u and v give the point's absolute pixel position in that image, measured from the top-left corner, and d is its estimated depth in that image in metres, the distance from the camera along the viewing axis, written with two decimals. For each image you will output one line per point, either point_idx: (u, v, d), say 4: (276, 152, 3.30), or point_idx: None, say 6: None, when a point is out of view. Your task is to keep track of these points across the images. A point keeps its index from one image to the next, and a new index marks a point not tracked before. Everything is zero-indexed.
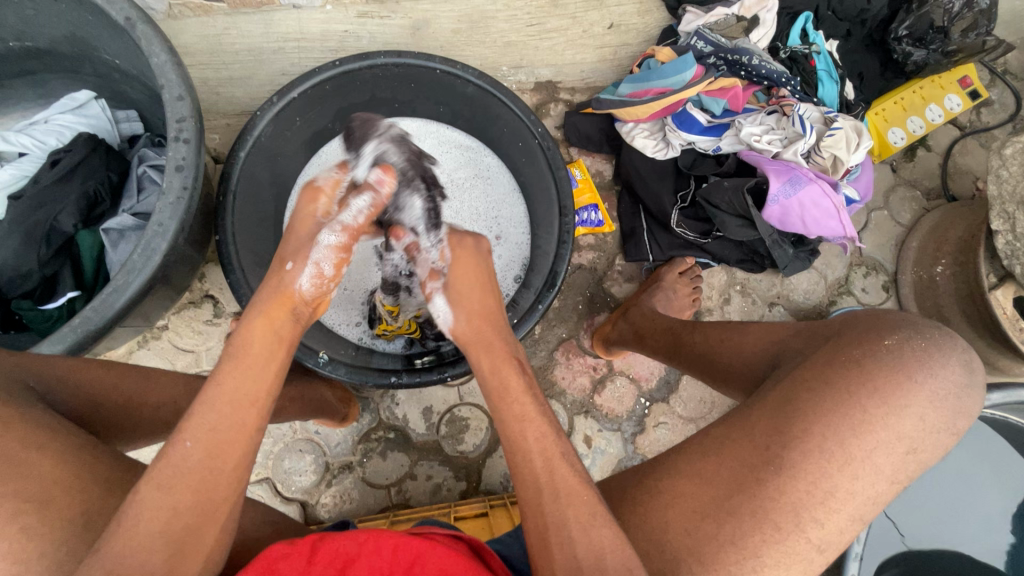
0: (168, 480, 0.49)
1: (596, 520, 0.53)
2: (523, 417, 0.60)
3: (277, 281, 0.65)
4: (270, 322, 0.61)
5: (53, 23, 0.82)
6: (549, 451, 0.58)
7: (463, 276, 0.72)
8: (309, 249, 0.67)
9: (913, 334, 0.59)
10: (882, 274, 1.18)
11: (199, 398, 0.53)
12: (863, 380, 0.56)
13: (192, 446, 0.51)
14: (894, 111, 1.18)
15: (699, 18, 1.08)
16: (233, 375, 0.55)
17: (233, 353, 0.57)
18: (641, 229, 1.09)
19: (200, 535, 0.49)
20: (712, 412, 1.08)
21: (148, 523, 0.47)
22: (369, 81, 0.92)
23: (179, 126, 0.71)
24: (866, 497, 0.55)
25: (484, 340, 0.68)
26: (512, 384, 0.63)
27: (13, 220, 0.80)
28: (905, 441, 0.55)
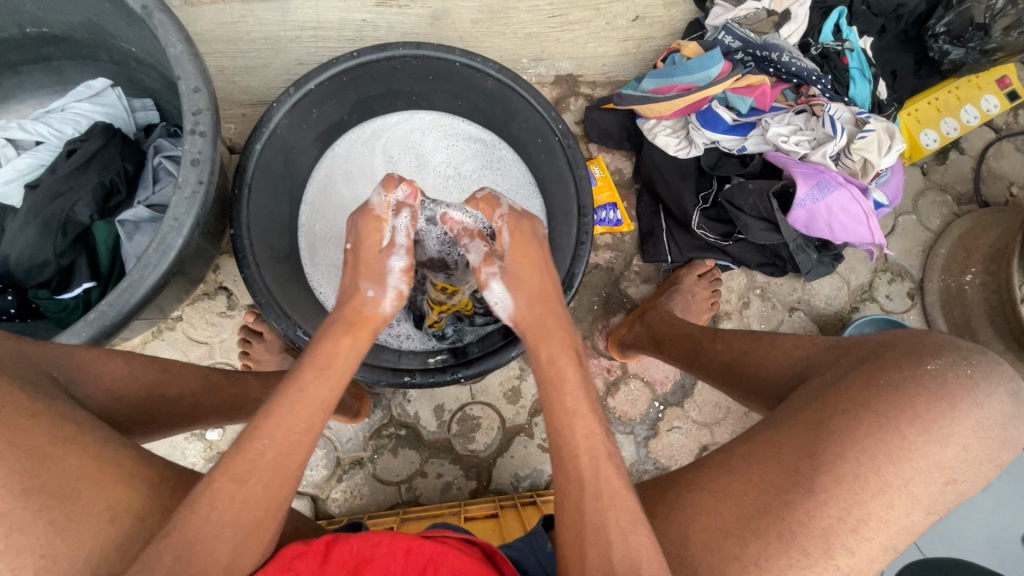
0: (243, 473, 0.50)
1: (635, 527, 0.52)
2: (574, 412, 0.59)
3: (357, 304, 0.67)
4: (352, 340, 0.63)
5: (71, 9, 0.81)
6: (597, 449, 0.56)
7: (517, 255, 0.70)
8: (383, 274, 0.69)
9: (958, 360, 0.56)
10: (907, 281, 1.15)
11: (277, 400, 0.53)
12: (901, 406, 0.54)
13: (268, 442, 0.51)
14: (928, 112, 1.13)
15: (728, 12, 1.04)
16: (314, 382, 0.56)
17: (315, 362, 0.58)
18: (660, 229, 1.07)
19: (263, 528, 0.49)
20: (727, 418, 1.06)
21: (218, 514, 0.47)
22: (387, 73, 0.90)
23: (195, 118, 0.70)
24: (898, 525, 0.53)
25: (544, 326, 0.67)
26: (576, 386, 0.61)
27: (30, 209, 0.80)
28: (945, 471, 0.54)
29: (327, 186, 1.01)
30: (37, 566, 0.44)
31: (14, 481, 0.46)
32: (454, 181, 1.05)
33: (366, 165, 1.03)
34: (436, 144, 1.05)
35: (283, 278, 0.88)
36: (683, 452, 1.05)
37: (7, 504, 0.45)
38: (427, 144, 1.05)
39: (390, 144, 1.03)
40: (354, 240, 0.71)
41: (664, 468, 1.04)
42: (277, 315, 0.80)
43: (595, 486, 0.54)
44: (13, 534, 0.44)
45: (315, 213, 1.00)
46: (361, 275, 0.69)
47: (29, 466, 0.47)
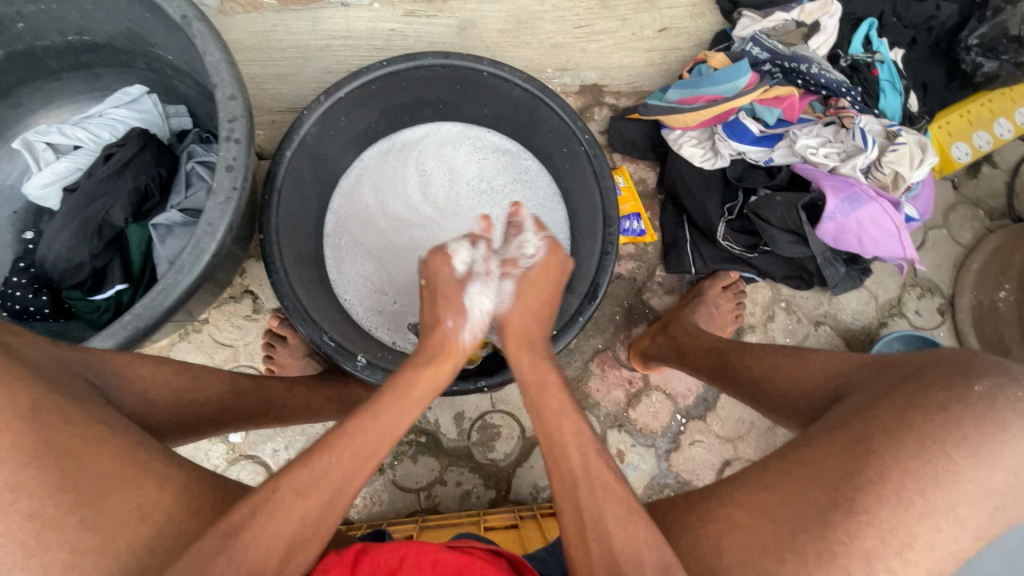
0: (304, 487, 0.51)
1: (632, 516, 0.54)
2: (558, 412, 0.61)
3: (440, 336, 0.69)
4: (432, 371, 0.65)
5: (112, 18, 0.83)
6: (587, 446, 0.58)
7: (538, 283, 0.73)
8: (462, 301, 0.70)
9: (1007, 382, 0.55)
10: (937, 296, 1.12)
11: (355, 424, 0.56)
12: (947, 428, 0.53)
13: (335, 463, 0.53)
14: (959, 125, 1.11)
15: (756, 23, 1.04)
16: (390, 410, 0.58)
17: (395, 391, 0.60)
18: (684, 239, 1.06)
19: (307, 548, 0.50)
20: (751, 433, 1.04)
21: (276, 524, 0.49)
22: (415, 83, 0.91)
23: (230, 126, 0.71)
24: (945, 550, 0.52)
25: (528, 342, 0.71)
26: (556, 383, 0.65)
27: (68, 212, 0.82)
28: (995, 496, 0.53)
29: (356, 196, 1.02)
30: (67, 562, 0.44)
31: (49, 478, 0.46)
32: (486, 194, 1.05)
33: (398, 177, 1.04)
34: (468, 156, 1.06)
35: (310, 283, 0.89)
36: (705, 465, 1.03)
37: (38, 503, 0.45)
38: (458, 156, 1.06)
39: (421, 155, 1.05)
40: (428, 276, 0.73)
41: (686, 482, 1.02)
42: (305, 321, 0.80)
43: (591, 480, 0.56)
44: (44, 531, 0.44)
45: (339, 223, 1.01)
46: (440, 306, 0.70)
47: (65, 465, 0.47)
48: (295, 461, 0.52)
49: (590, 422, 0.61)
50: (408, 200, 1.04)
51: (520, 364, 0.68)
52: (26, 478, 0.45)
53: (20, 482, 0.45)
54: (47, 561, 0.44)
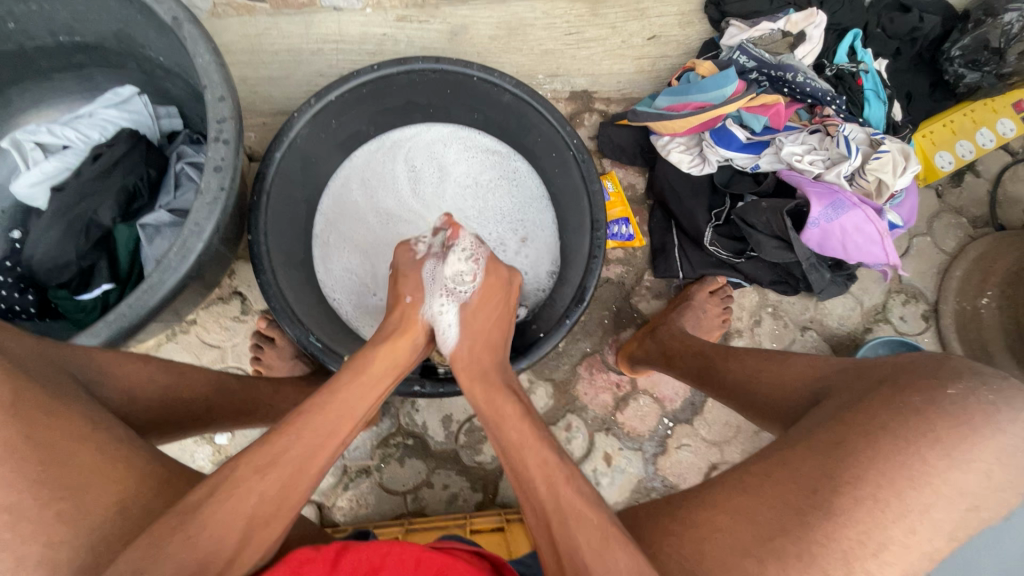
0: (264, 465, 0.53)
1: (609, 544, 0.51)
2: (519, 442, 0.62)
3: (400, 311, 0.77)
4: (390, 350, 0.70)
5: (103, 19, 0.83)
6: (554, 475, 0.58)
7: (481, 312, 0.78)
8: (424, 282, 0.79)
9: (980, 386, 0.55)
10: (921, 303, 1.13)
11: (311, 404, 0.59)
12: (921, 429, 0.54)
13: (294, 439, 0.56)
14: (943, 134, 1.13)
15: (743, 32, 1.04)
16: (346, 389, 0.63)
17: (350, 370, 0.65)
18: (672, 244, 1.07)
19: (270, 529, 0.50)
20: (738, 437, 1.05)
21: (239, 502, 0.50)
22: (405, 86, 0.92)
23: (219, 126, 0.72)
24: (919, 551, 0.53)
25: (480, 369, 0.73)
26: (516, 413, 0.66)
27: (56, 211, 0.82)
28: (967, 497, 0.53)
29: (346, 195, 1.02)
30: (41, 554, 0.44)
31: (27, 471, 0.46)
32: (473, 192, 1.06)
33: (387, 175, 1.04)
34: (457, 156, 1.06)
35: (298, 284, 0.89)
36: (692, 469, 1.03)
37: (16, 495, 0.45)
38: (447, 156, 1.06)
39: (411, 155, 1.05)
40: (394, 264, 0.83)
41: (672, 486, 1.02)
42: (291, 321, 0.81)
43: (562, 510, 0.55)
44: (20, 524, 0.44)
45: (329, 222, 1.01)
46: (401, 288, 0.78)
47: (43, 458, 0.47)
48: (252, 446, 0.54)
49: (557, 452, 0.61)
50: (399, 202, 1.04)
51: (476, 399, 0.70)
52: (4, 471, 0.45)
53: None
54: (21, 553, 0.44)
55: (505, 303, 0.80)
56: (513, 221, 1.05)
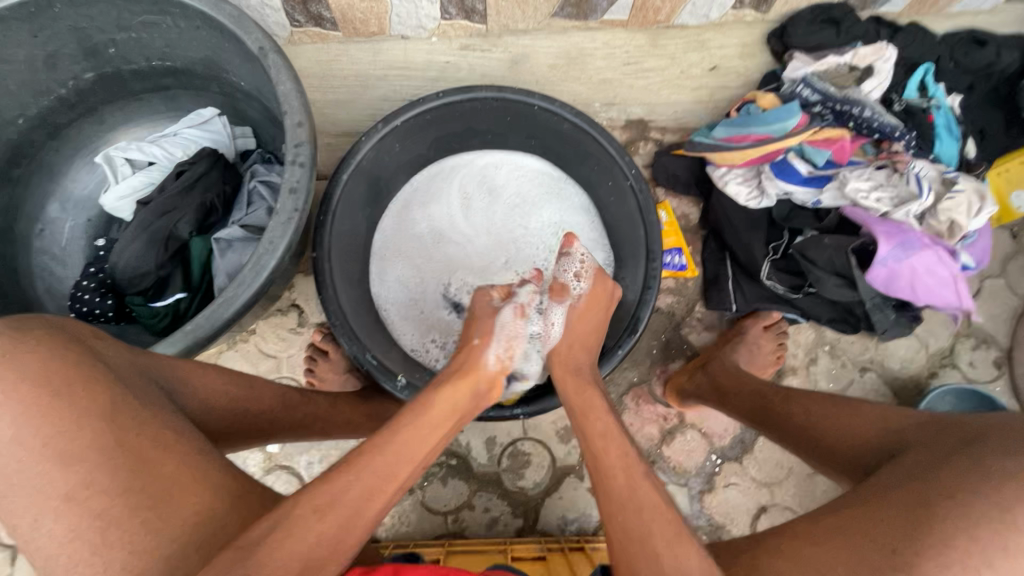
0: (322, 505, 0.50)
1: (681, 541, 0.52)
2: (603, 433, 0.65)
3: (469, 358, 0.71)
4: (454, 390, 0.66)
5: (193, 46, 0.90)
6: (631, 467, 0.60)
7: (587, 314, 0.80)
8: (493, 326, 0.76)
9: None
10: (993, 349, 1.07)
11: (377, 439, 0.56)
12: (1017, 495, 0.50)
13: (354, 482, 0.52)
14: (1019, 172, 1.06)
15: (807, 65, 1.03)
16: (408, 427, 0.59)
17: (416, 407, 0.62)
18: (726, 276, 1.05)
19: (327, 567, 0.48)
20: (790, 479, 1.01)
21: (291, 543, 0.47)
22: (468, 113, 0.95)
23: (296, 150, 0.75)
24: None
25: (576, 371, 0.75)
26: (602, 412, 0.68)
27: (138, 224, 0.87)
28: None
29: (402, 218, 1.05)
30: (127, 563, 0.46)
31: (120, 478, 0.49)
32: (524, 215, 1.06)
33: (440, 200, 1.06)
34: (509, 181, 1.07)
35: (357, 302, 0.92)
36: (740, 510, 1.00)
37: (104, 502, 0.48)
38: (500, 182, 1.07)
39: (466, 182, 1.07)
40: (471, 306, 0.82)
41: (719, 526, 0.99)
42: (349, 338, 0.83)
43: (639, 502, 0.56)
44: (109, 529, 0.47)
45: (386, 243, 1.04)
46: (473, 330, 0.77)
47: (133, 465, 0.50)
48: (312, 484, 0.52)
49: (634, 447, 0.63)
50: (453, 229, 1.06)
51: (565, 390, 0.73)
52: (98, 476, 0.49)
53: (95, 480, 0.49)
54: (107, 558, 0.47)
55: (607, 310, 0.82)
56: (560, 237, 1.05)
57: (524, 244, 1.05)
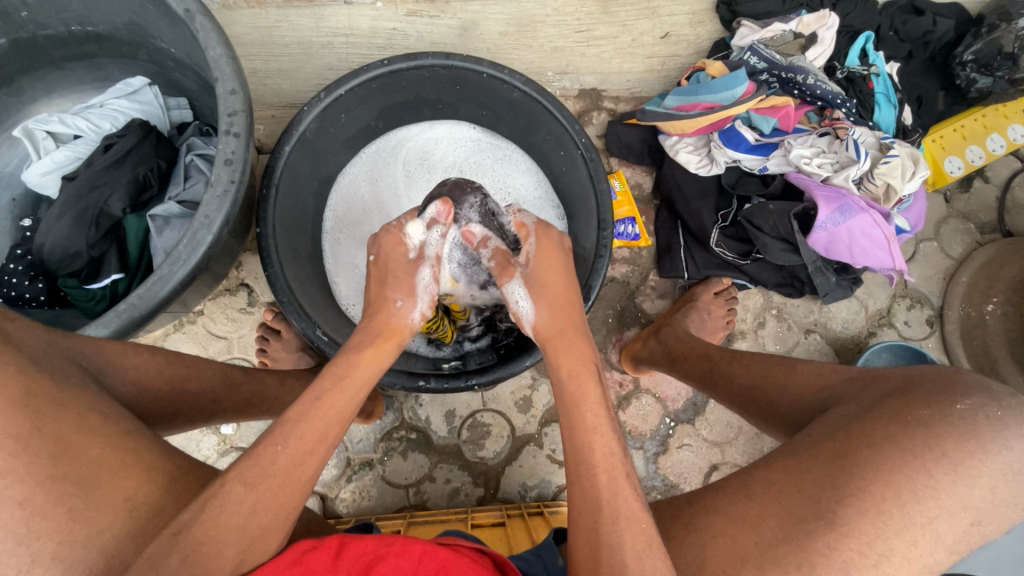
0: (254, 478, 0.50)
1: (652, 551, 0.53)
2: (593, 430, 0.60)
3: (386, 315, 0.70)
4: (374, 350, 0.66)
5: (114, 10, 0.83)
6: (615, 470, 0.57)
7: (547, 271, 0.73)
8: (413, 283, 0.72)
9: (988, 402, 0.56)
10: (926, 308, 1.13)
11: (294, 409, 0.56)
12: (928, 443, 0.54)
13: (283, 450, 0.53)
14: (953, 139, 1.12)
15: (754, 33, 1.05)
16: (331, 392, 0.58)
17: (335, 372, 0.61)
18: (678, 245, 1.07)
19: (269, 538, 0.49)
20: (739, 438, 1.06)
21: (227, 517, 0.48)
22: (415, 82, 0.92)
23: (230, 120, 0.72)
24: (920, 563, 0.54)
25: (563, 335, 0.69)
26: (596, 401, 0.63)
27: (65, 202, 0.83)
28: (971, 512, 0.54)
29: (352, 193, 1.03)
30: (56, 552, 0.45)
31: (40, 466, 0.47)
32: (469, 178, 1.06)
33: (388, 173, 1.04)
34: (456, 151, 1.06)
35: (305, 279, 0.90)
36: (692, 469, 1.04)
37: (28, 491, 0.46)
38: (447, 154, 1.06)
39: (416, 155, 1.05)
40: (377, 251, 0.74)
41: (672, 485, 1.03)
42: (299, 315, 0.81)
43: (614, 508, 0.55)
44: (35, 519, 0.45)
45: (337, 219, 1.01)
46: (389, 286, 0.72)
47: (57, 452, 0.48)
48: (240, 459, 0.52)
49: (620, 442, 0.60)
50: (402, 202, 1.04)
51: (559, 369, 0.66)
52: (19, 463, 0.46)
53: (11, 468, 0.45)
54: (35, 550, 0.44)
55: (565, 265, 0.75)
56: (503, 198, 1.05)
57: None
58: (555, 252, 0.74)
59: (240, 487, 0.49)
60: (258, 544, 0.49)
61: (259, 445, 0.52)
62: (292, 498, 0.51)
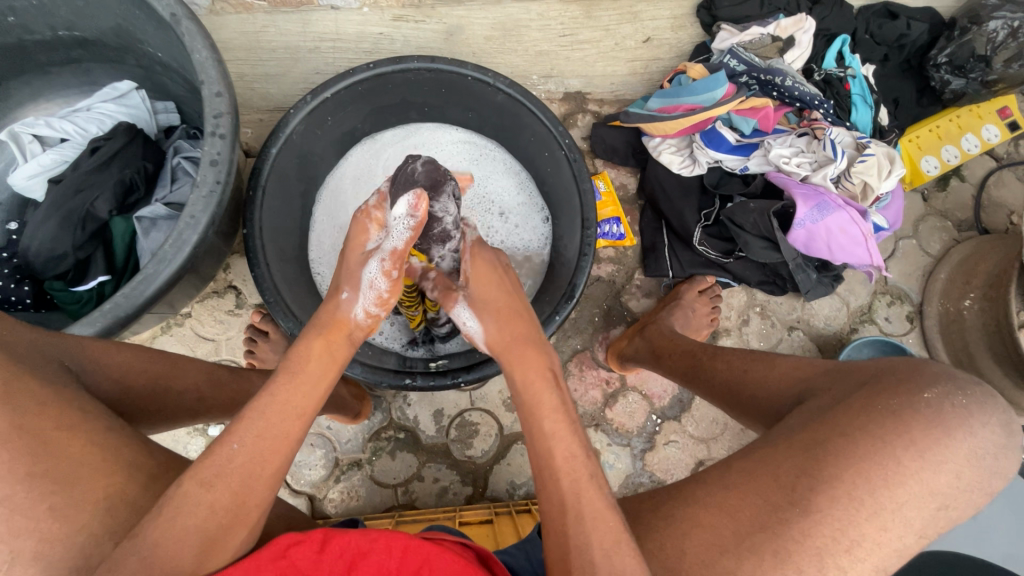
0: (211, 479, 0.50)
1: (619, 548, 0.52)
2: (552, 434, 0.60)
3: (332, 307, 0.70)
4: (324, 342, 0.65)
5: (101, 14, 0.84)
6: (577, 473, 0.57)
7: (483, 289, 0.75)
8: (358, 276, 0.71)
9: (954, 391, 0.57)
10: (906, 304, 1.16)
11: (250, 406, 0.56)
12: (898, 430, 0.56)
13: (237, 448, 0.53)
14: (929, 139, 1.15)
15: (734, 36, 1.07)
16: (285, 387, 0.59)
17: (288, 368, 0.61)
18: (662, 244, 1.09)
19: (231, 536, 0.50)
20: (724, 434, 1.07)
21: (184, 519, 0.47)
22: (400, 85, 0.93)
23: (215, 121, 0.73)
24: (891, 547, 0.55)
25: (518, 343, 0.69)
26: (551, 404, 0.63)
27: (52, 204, 0.83)
28: (938, 497, 0.56)
29: (338, 195, 1.04)
30: (36, 549, 0.45)
31: (19, 464, 0.47)
32: None
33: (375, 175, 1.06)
34: (440, 153, 1.07)
35: (292, 279, 0.90)
36: (678, 465, 1.05)
37: (8, 488, 0.46)
38: (431, 155, 1.07)
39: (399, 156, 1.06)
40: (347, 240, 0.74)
41: (660, 481, 1.04)
42: (286, 315, 0.82)
43: (579, 509, 0.55)
44: (14, 517, 0.45)
45: (324, 220, 1.03)
46: (340, 279, 0.72)
47: (37, 449, 0.48)
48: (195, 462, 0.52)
49: (585, 443, 0.61)
50: None
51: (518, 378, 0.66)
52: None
53: None
54: (15, 549, 0.44)
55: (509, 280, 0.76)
56: (486, 199, 1.08)
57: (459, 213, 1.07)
58: (489, 272, 0.75)
59: (194, 489, 0.49)
60: (222, 542, 0.49)
61: (214, 446, 0.53)
62: (255, 495, 0.52)
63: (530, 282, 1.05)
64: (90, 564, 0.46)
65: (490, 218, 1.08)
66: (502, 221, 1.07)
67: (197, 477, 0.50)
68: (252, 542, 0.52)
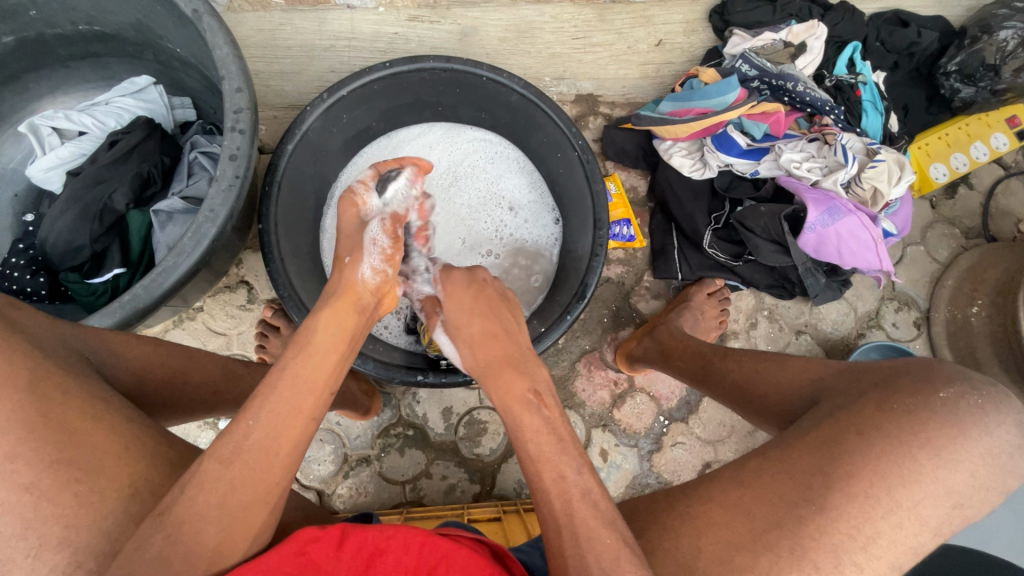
0: (229, 456, 0.50)
1: (619, 563, 0.51)
2: (536, 460, 0.59)
3: (340, 280, 0.69)
4: (332, 314, 0.64)
5: (122, 10, 0.85)
6: (568, 496, 0.56)
7: (462, 309, 0.74)
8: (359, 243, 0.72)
9: (969, 391, 0.58)
10: (913, 310, 1.16)
11: (265, 382, 0.56)
12: (914, 430, 0.56)
13: (255, 424, 0.53)
14: (937, 147, 1.16)
15: (746, 41, 1.08)
16: (297, 360, 0.58)
17: (298, 342, 0.60)
18: (672, 246, 1.10)
19: (252, 516, 0.50)
20: (732, 436, 1.07)
21: (206, 496, 0.48)
22: (416, 84, 0.94)
23: (235, 117, 0.73)
24: (906, 545, 0.55)
25: (498, 363, 0.68)
26: (535, 429, 0.62)
27: (70, 196, 0.84)
28: (953, 495, 0.56)
29: None
30: (62, 535, 0.45)
31: (45, 450, 0.47)
32: (466, 180, 1.09)
33: None
34: (451, 153, 1.09)
35: (305, 275, 0.91)
36: (685, 467, 1.05)
37: (35, 475, 0.47)
38: (443, 155, 1.09)
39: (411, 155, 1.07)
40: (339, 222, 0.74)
41: (667, 483, 1.04)
42: (298, 309, 0.82)
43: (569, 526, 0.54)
44: (41, 503, 0.46)
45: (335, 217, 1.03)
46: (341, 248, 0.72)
47: (61, 437, 0.49)
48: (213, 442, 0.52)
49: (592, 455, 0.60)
50: None
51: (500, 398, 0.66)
52: (25, 449, 0.47)
53: (19, 451, 0.46)
54: (42, 533, 0.45)
55: (495, 297, 0.75)
56: (495, 199, 1.09)
57: (472, 213, 1.09)
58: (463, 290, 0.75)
59: (215, 467, 0.50)
60: (243, 521, 0.49)
61: (232, 423, 0.53)
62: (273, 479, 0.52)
63: (541, 280, 1.06)
64: (116, 550, 0.46)
65: (501, 219, 1.09)
66: (512, 222, 1.08)
67: (219, 461, 0.50)
68: (272, 526, 0.53)
